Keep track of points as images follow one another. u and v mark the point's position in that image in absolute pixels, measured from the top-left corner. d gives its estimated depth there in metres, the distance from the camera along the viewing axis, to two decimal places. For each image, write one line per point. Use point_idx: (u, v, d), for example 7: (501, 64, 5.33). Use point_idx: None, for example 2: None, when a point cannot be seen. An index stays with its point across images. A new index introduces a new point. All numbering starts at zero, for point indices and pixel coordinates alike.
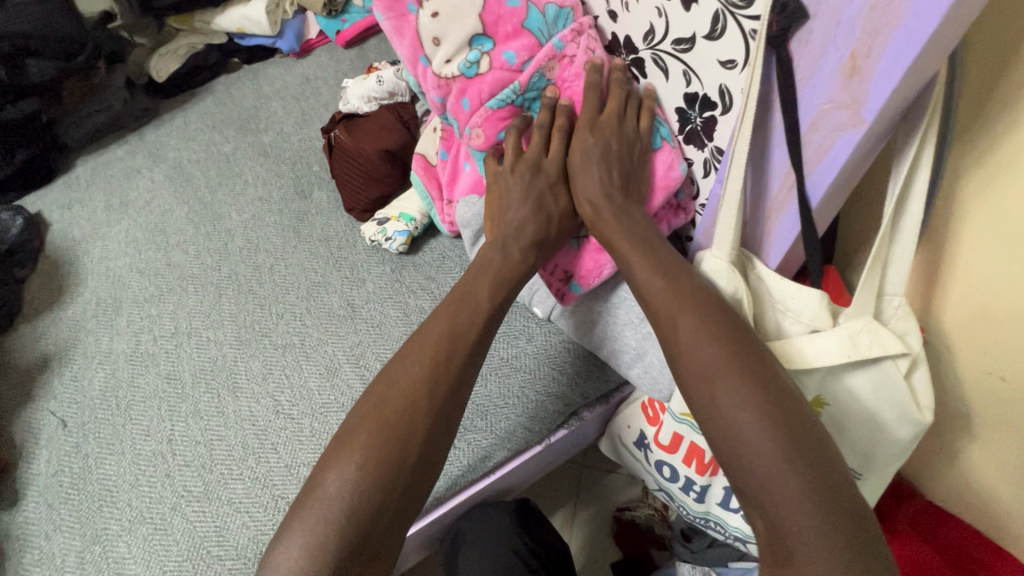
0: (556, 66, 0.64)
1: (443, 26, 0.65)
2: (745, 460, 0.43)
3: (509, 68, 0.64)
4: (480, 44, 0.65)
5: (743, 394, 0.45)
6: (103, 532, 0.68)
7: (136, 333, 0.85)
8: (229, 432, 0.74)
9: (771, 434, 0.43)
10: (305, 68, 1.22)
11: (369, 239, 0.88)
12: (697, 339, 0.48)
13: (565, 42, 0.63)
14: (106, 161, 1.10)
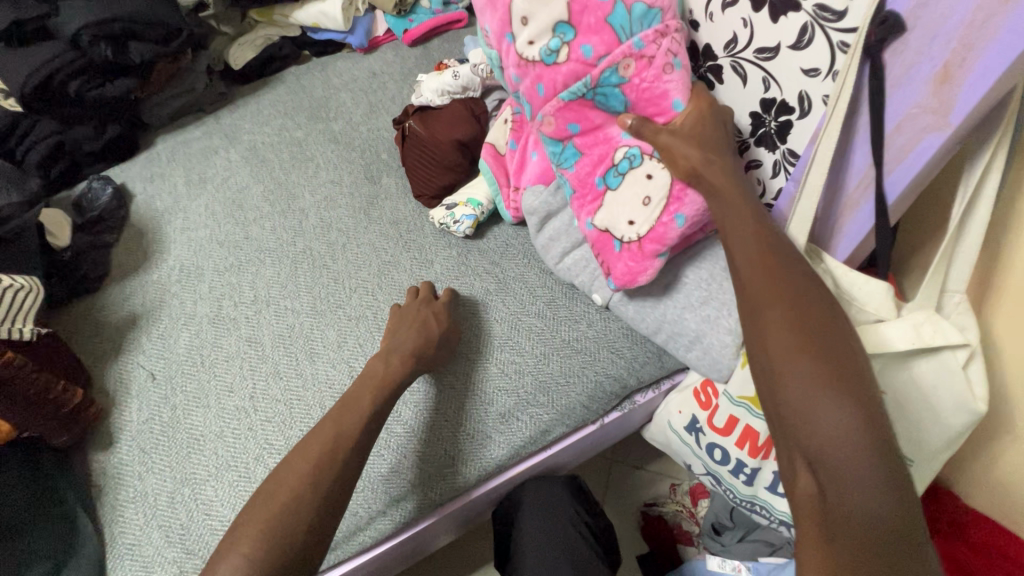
0: (635, 63, 0.63)
1: (530, 8, 0.65)
2: (794, 388, 0.47)
3: (587, 61, 0.65)
4: (562, 31, 0.65)
5: (798, 333, 0.49)
6: (192, 476, 0.74)
7: (218, 299, 0.91)
8: (308, 393, 0.79)
9: (824, 369, 0.47)
10: (372, 63, 1.29)
11: (437, 222, 0.93)
12: (794, 340, 0.48)
13: (645, 42, 0.62)
14: (185, 140, 1.17)
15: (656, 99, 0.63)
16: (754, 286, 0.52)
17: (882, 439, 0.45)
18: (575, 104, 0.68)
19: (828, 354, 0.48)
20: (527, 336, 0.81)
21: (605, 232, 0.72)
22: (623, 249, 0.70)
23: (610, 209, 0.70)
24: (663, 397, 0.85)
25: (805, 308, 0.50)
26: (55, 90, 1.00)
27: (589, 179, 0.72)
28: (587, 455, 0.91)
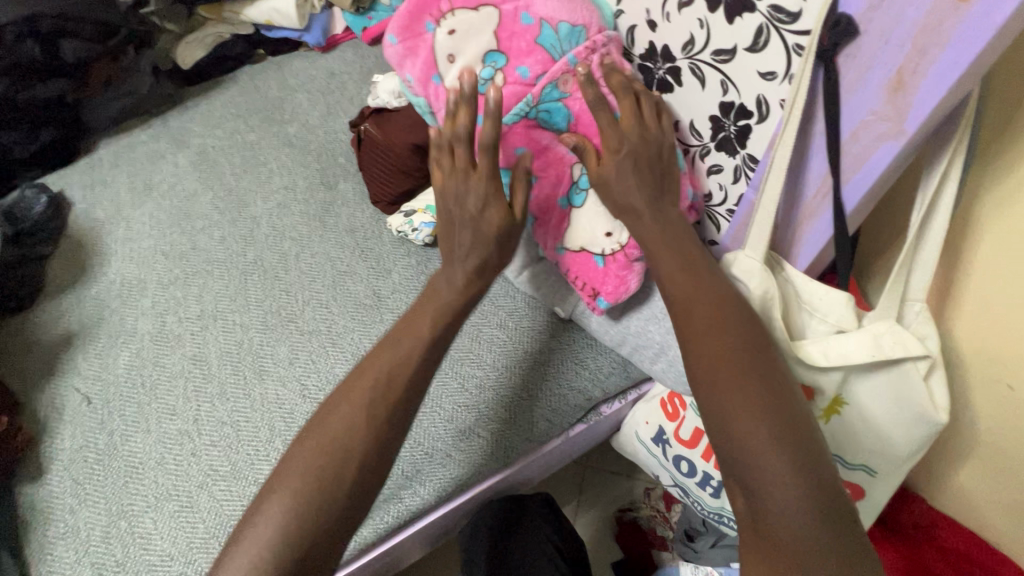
0: (570, 79, 0.63)
1: (455, 44, 0.64)
2: (726, 414, 0.50)
3: (526, 82, 0.64)
4: (492, 60, 0.64)
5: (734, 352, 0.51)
6: (129, 508, 0.69)
7: (161, 314, 0.86)
8: (256, 414, 0.75)
9: (754, 395, 0.49)
10: (330, 63, 1.24)
11: (395, 230, 0.89)
12: (723, 355, 0.51)
13: (578, 59, 0.63)
14: (130, 144, 1.11)
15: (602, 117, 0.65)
16: (691, 315, 0.54)
17: (799, 455, 0.47)
18: (519, 127, 0.66)
19: (756, 381, 0.50)
20: (488, 349, 0.78)
21: (581, 251, 0.70)
22: (604, 265, 0.69)
23: (581, 229, 0.69)
24: (630, 407, 0.83)
25: (740, 334, 0.52)
26: None
27: (551, 202, 0.70)
28: (552, 468, 0.88)
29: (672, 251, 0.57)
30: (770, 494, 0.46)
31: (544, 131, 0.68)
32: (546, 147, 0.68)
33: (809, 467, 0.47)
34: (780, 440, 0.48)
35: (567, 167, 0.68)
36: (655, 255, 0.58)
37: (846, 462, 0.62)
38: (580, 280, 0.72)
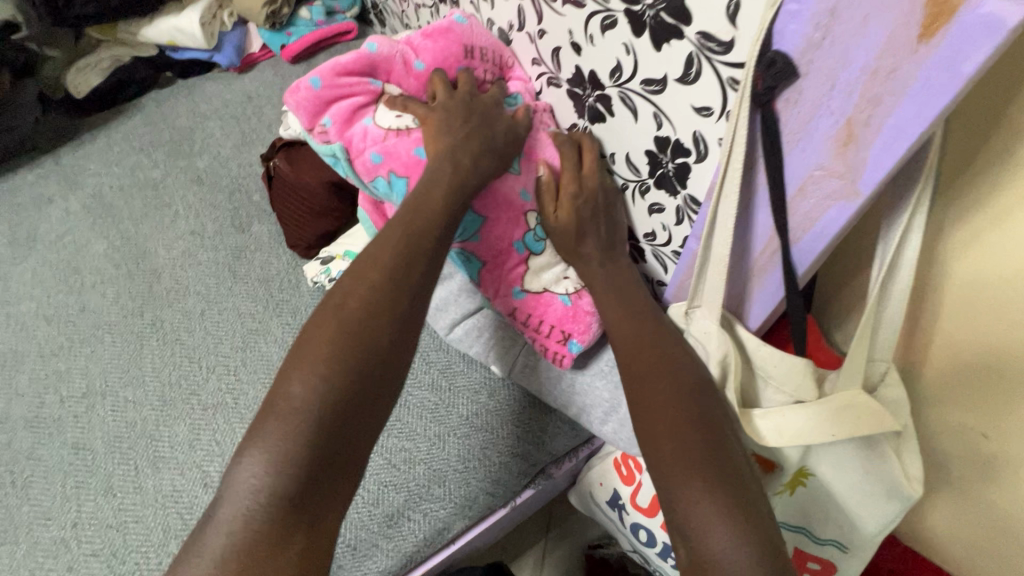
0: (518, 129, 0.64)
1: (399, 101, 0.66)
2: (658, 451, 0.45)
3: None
4: None
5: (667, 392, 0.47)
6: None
7: (39, 394, 0.74)
8: (147, 513, 0.64)
9: (684, 429, 0.45)
10: (247, 84, 1.13)
11: (312, 280, 0.80)
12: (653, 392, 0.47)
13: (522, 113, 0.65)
14: (14, 188, 0.98)
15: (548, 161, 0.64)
16: (635, 357, 0.50)
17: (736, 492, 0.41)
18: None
19: (685, 415, 0.45)
20: (416, 417, 0.69)
21: (542, 292, 0.63)
22: (572, 303, 0.62)
23: (539, 272, 0.63)
24: (584, 464, 0.75)
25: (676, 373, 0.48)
26: None
27: (504, 248, 0.62)
28: (503, 533, 0.79)
29: (622, 311, 0.55)
30: (707, 537, 0.40)
31: None
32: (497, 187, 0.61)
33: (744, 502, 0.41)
34: (711, 474, 0.42)
35: (521, 212, 0.61)
36: (602, 301, 0.56)
37: (815, 536, 0.55)
38: (546, 325, 0.63)
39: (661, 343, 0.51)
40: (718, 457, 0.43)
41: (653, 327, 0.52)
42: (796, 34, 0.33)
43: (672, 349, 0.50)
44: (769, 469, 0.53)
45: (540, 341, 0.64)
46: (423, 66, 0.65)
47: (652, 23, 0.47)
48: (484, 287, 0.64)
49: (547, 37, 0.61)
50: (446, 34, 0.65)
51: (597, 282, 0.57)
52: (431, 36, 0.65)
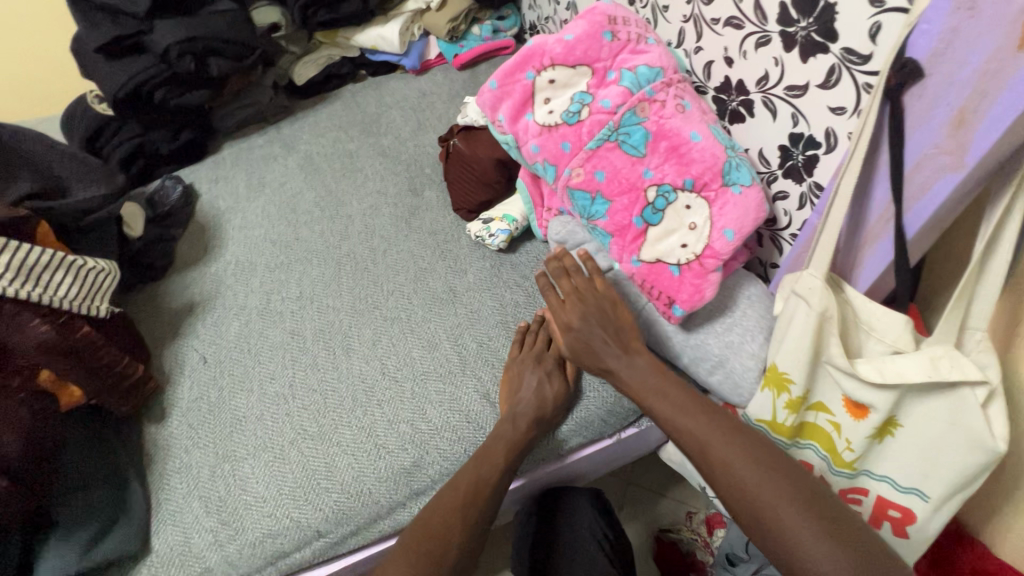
0: (649, 107, 0.72)
1: (554, 93, 0.79)
2: (784, 536, 0.54)
3: (607, 111, 0.74)
4: (581, 98, 0.77)
5: (763, 474, 0.57)
6: (232, 454, 0.79)
7: (267, 292, 0.98)
8: (341, 385, 0.85)
9: (792, 505, 0.55)
10: (423, 84, 1.38)
11: (474, 235, 0.99)
12: (744, 474, 0.58)
13: (655, 91, 0.73)
14: (249, 148, 1.28)
15: (673, 134, 0.70)
16: (710, 452, 0.60)
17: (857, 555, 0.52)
18: (602, 151, 0.74)
19: (787, 493, 0.56)
20: None
21: (656, 262, 0.71)
22: (680, 274, 0.69)
23: (656, 244, 0.71)
24: None
25: (753, 449, 0.59)
26: (143, 97, 1.11)
27: (626, 222, 0.73)
28: (601, 470, 0.92)
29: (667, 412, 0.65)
30: None
31: (622, 154, 0.72)
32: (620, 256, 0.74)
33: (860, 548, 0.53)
34: (830, 537, 0.53)
35: (641, 191, 0.71)
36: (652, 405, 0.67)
37: (899, 484, 0.63)
38: (655, 289, 0.72)
39: (727, 427, 0.61)
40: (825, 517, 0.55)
41: (714, 414, 0.63)
42: (926, 45, 0.45)
43: (738, 431, 0.61)
44: (863, 416, 0.61)
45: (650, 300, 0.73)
46: (571, 37, 0.77)
47: (803, 41, 0.60)
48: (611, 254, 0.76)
49: (703, 52, 0.76)
50: (592, 12, 0.78)
51: (636, 391, 0.68)
52: (581, 18, 0.78)
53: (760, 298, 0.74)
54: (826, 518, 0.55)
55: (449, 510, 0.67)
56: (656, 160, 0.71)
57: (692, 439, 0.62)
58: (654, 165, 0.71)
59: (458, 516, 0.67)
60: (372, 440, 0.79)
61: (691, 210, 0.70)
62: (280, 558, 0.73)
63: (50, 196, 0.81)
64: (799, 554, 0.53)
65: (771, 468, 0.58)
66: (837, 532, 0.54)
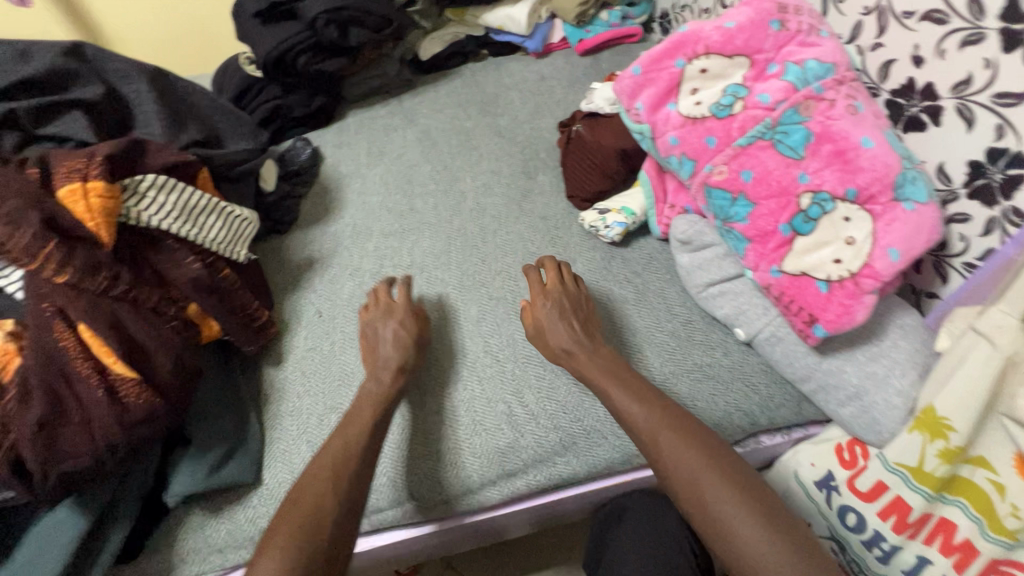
0: (815, 106, 0.67)
1: (703, 84, 0.75)
2: (720, 512, 0.60)
3: (765, 107, 0.69)
4: (735, 91, 0.72)
5: (700, 456, 0.64)
6: (339, 405, 0.83)
7: (381, 258, 1.02)
8: (445, 356, 0.86)
9: (724, 484, 0.61)
10: (543, 67, 1.37)
11: (588, 224, 0.95)
12: (678, 452, 0.65)
13: (825, 88, 0.66)
14: (371, 117, 1.32)
15: (843, 136, 0.64)
16: (657, 436, 0.66)
17: (778, 527, 0.58)
18: (753, 149, 0.69)
19: (717, 470, 0.63)
20: (656, 353, 0.81)
21: (801, 275, 0.66)
22: (828, 290, 0.63)
23: (802, 255, 0.66)
24: (791, 446, 0.80)
25: (682, 429, 0.67)
26: (289, 61, 1.18)
27: (770, 228, 0.68)
28: None
29: (626, 400, 0.70)
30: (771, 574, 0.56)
31: (776, 155, 0.68)
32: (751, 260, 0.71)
33: (786, 523, 0.59)
34: (758, 511, 0.59)
35: (793, 196, 0.66)
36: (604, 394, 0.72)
37: None
38: (795, 305, 0.67)
39: (670, 413, 0.68)
40: (750, 493, 0.61)
41: (659, 401, 0.70)
42: None
43: (676, 415, 0.68)
44: None
45: (787, 316, 0.68)
46: (733, 24, 0.72)
47: None
48: (746, 261, 0.71)
49: (882, 50, 0.69)
50: None
51: (591, 371, 0.75)
52: (746, 4, 0.73)
53: (914, 329, 0.67)
54: (755, 496, 0.61)
55: (308, 491, 0.65)
56: (816, 164, 0.65)
57: (634, 422, 0.69)
58: (812, 169, 0.65)
59: (325, 502, 0.65)
60: (471, 414, 0.80)
61: (850, 223, 0.63)
62: (374, 513, 0.75)
63: (209, 145, 0.88)
64: (733, 530, 0.59)
65: (702, 448, 0.65)
66: (760, 507, 0.60)
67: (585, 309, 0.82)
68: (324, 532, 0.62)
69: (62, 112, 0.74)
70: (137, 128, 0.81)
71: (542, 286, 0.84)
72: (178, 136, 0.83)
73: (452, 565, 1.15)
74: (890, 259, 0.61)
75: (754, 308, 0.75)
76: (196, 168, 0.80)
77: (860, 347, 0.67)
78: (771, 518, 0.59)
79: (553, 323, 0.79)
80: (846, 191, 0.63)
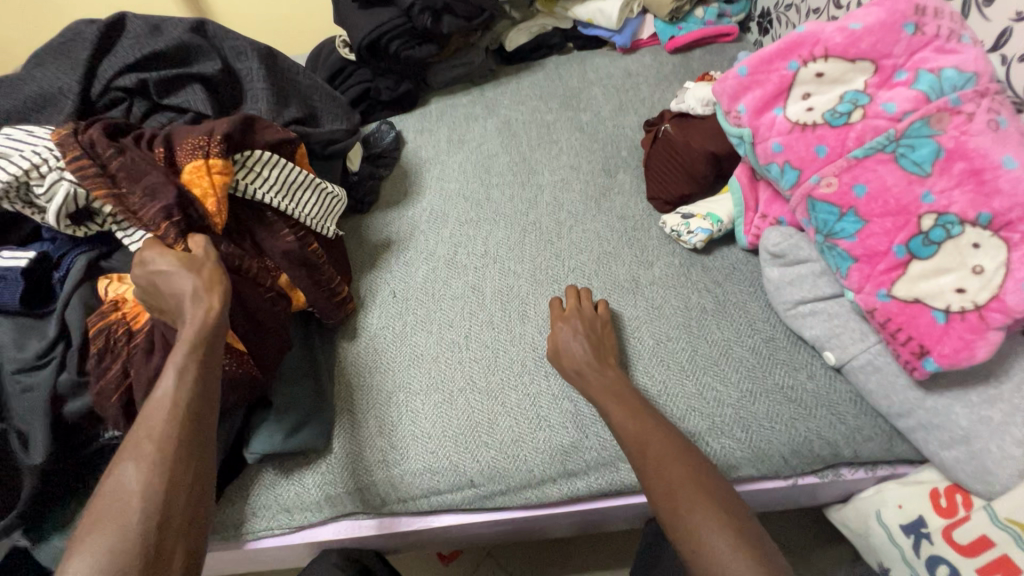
0: (949, 118, 0.61)
1: (816, 89, 0.71)
2: (684, 526, 0.57)
3: (889, 117, 0.64)
4: (854, 98, 0.67)
5: (683, 472, 0.61)
6: (407, 385, 0.85)
7: (455, 245, 1.03)
8: (513, 348, 0.86)
9: (703, 502, 0.58)
10: (630, 64, 1.33)
11: (669, 228, 0.93)
12: (664, 464, 0.63)
13: (963, 100, 0.60)
14: (453, 105, 1.33)
15: (981, 154, 0.58)
16: (647, 447, 0.65)
17: (755, 549, 0.54)
18: (871, 162, 0.64)
19: (699, 485, 0.60)
20: (734, 368, 0.78)
21: (914, 302, 0.61)
22: (946, 321, 0.58)
23: (918, 280, 0.60)
24: (875, 483, 0.74)
25: (677, 451, 0.64)
26: (383, 46, 1.21)
27: (882, 248, 0.63)
28: (756, 508, 0.84)
29: (623, 416, 0.69)
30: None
31: (897, 170, 0.62)
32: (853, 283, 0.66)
33: (765, 551, 0.54)
34: (729, 526, 0.56)
35: (913, 216, 0.61)
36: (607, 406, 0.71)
37: None
38: (902, 333, 0.62)
39: (661, 431, 0.67)
40: (734, 518, 0.57)
41: (653, 417, 0.69)
42: None
43: (668, 436, 0.66)
44: None
45: (891, 345, 0.63)
46: (860, 26, 0.67)
47: None
48: (848, 281, 0.66)
49: None
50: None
51: (592, 389, 0.74)
52: (877, 5, 0.68)
53: None
54: (734, 517, 0.57)
55: (146, 449, 0.51)
56: (944, 183, 0.60)
57: (631, 436, 0.67)
58: (938, 188, 0.60)
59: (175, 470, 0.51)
60: (536, 409, 0.80)
61: (979, 250, 0.57)
62: (433, 493, 0.77)
63: (307, 123, 0.92)
64: (701, 546, 0.55)
65: (690, 471, 0.62)
66: (741, 530, 0.56)
67: (604, 331, 0.82)
68: (140, 496, 0.49)
69: (185, 84, 0.80)
70: (246, 104, 0.85)
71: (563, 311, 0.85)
72: (282, 113, 0.87)
73: (494, 557, 1.16)
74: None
75: (851, 333, 0.70)
76: (297, 145, 0.84)
77: (975, 387, 0.62)
78: (748, 540, 0.55)
79: (569, 339, 0.79)
80: (977, 215, 0.57)
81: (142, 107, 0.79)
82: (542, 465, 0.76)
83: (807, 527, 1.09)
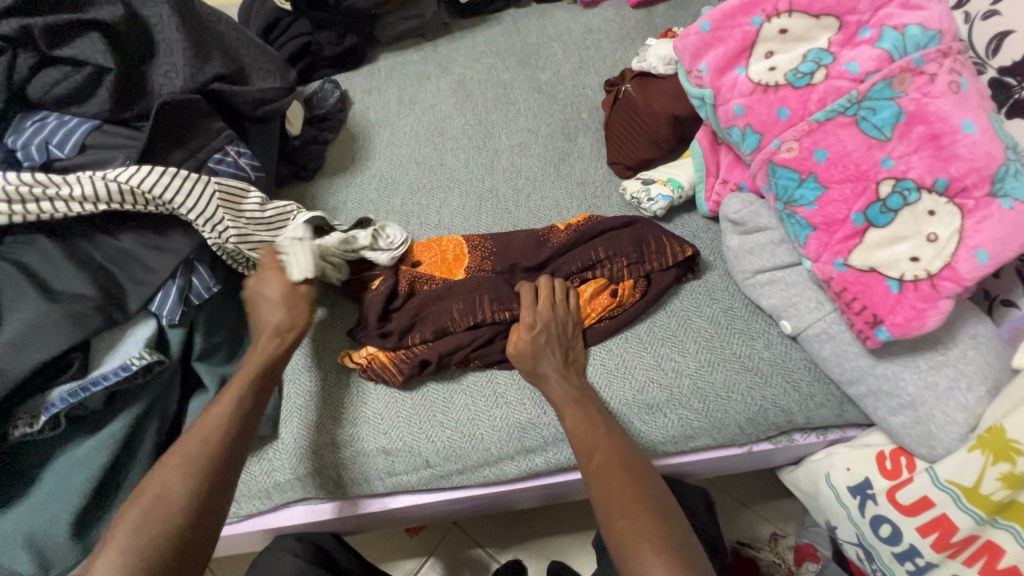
0: (911, 80, 0.59)
1: (781, 47, 0.67)
2: (619, 533, 0.57)
3: (851, 79, 0.62)
4: (819, 57, 0.64)
5: (626, 482, 0.61)
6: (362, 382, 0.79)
7: (407, 215, 0.97)
8: None
9: (641, 513, 0.57)
10: (590, 19, 1.26)
11: (629, 195, 0.89)
12: (609, 480, 0.61)
13: (926, 60, 0.58)
14: (403, 62, 1.23)
15: (940, 118, 0.56)
16: (592, 453, 0.64)
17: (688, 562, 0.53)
18: (832, 125, 0.62)
19: (639, 497, 0.59)
20: (692, 339, 0.77)
21: (869, 271, 0.60)
22: (899, 290, 0.58)
23: (874, 248, 0.60)
24: (825, 446, 0.76)
25: (626, 460, 0.63)
26: None
27: (840, 216, 0.62)
28: (713, 473, 0.85)
29: (579, 422, 0.67)
30: None
31: (858, 135, 0.60)
32: (810, 258, 0.65)
33: (697, 565, 0.53)
34: (657, 540, 0.55)
35: (872, 182, 0.59)
36: (562, 410, 0.69)
37: None
38: (856, 303, 0.61)
39: (615, 440, 0.65)
40: (664, 534, 0.56)
41: (602, 420, 0.68)
42: None
43: (622, 442, 0.66)
44: None
45: (846, 314, 0.62)
46: None
47: None
48: (807, 250, 0.65)
49: (997, 20, 0.61)
50: None
51: (560, 397, 0.70)
52: None
53: (988, 340, 0.61)
54: (670, 534, 0.56)
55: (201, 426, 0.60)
56: (903, 148, 0.58)
57: (581, 441, 0.66)
58: (898, 154, 0.58)
59: (178, 499, 0.54)
60: (491, 387, 0.77)
61: (933, 217, 0.56)
62: (388, 476, 0.75)
63: (233, 80, 0.82)
64: (628, 559, 0.55)
65: (632, 480, 0.61)
66: (680, 550, 0.54)
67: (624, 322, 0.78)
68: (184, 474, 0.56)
69: (80, 33, 0.71)
70: (159, 57, 0.75)
71: (535, 296, 0.76)
72: (202, 68, 0.77)
73: (458, 527, 1.16)
74: (974, 262, 0.54)
75: (809, 301, 0.69)
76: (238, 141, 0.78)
77: (926, 355, 0.62)
78: (678, 553, 0.54)
79: (553, 351, 0.73)
80: (932, 181, 0.56)
81: (30, 60, 0.70)
82: (489, 449, 0.74)
83: (761, 483, 1.13)
